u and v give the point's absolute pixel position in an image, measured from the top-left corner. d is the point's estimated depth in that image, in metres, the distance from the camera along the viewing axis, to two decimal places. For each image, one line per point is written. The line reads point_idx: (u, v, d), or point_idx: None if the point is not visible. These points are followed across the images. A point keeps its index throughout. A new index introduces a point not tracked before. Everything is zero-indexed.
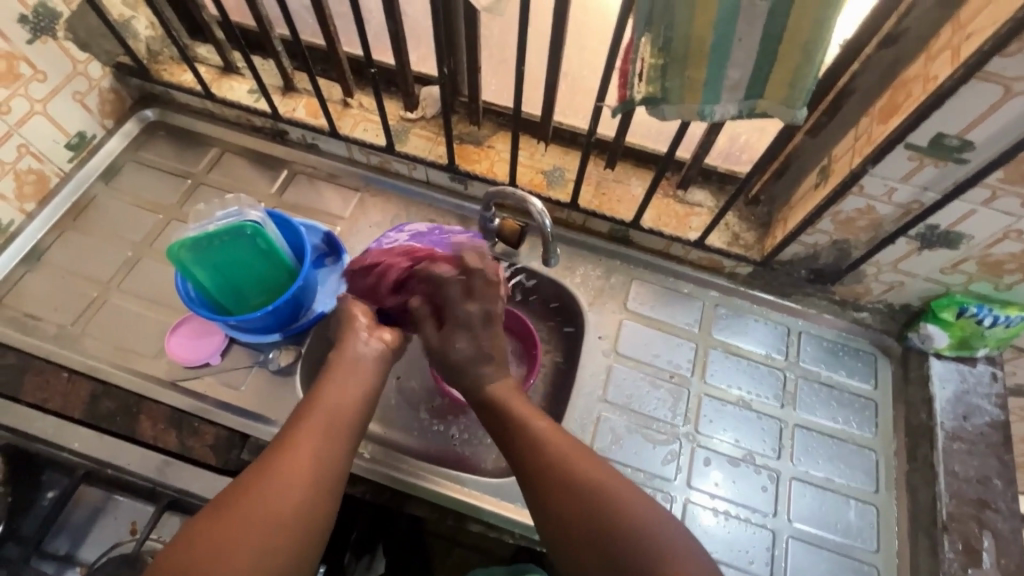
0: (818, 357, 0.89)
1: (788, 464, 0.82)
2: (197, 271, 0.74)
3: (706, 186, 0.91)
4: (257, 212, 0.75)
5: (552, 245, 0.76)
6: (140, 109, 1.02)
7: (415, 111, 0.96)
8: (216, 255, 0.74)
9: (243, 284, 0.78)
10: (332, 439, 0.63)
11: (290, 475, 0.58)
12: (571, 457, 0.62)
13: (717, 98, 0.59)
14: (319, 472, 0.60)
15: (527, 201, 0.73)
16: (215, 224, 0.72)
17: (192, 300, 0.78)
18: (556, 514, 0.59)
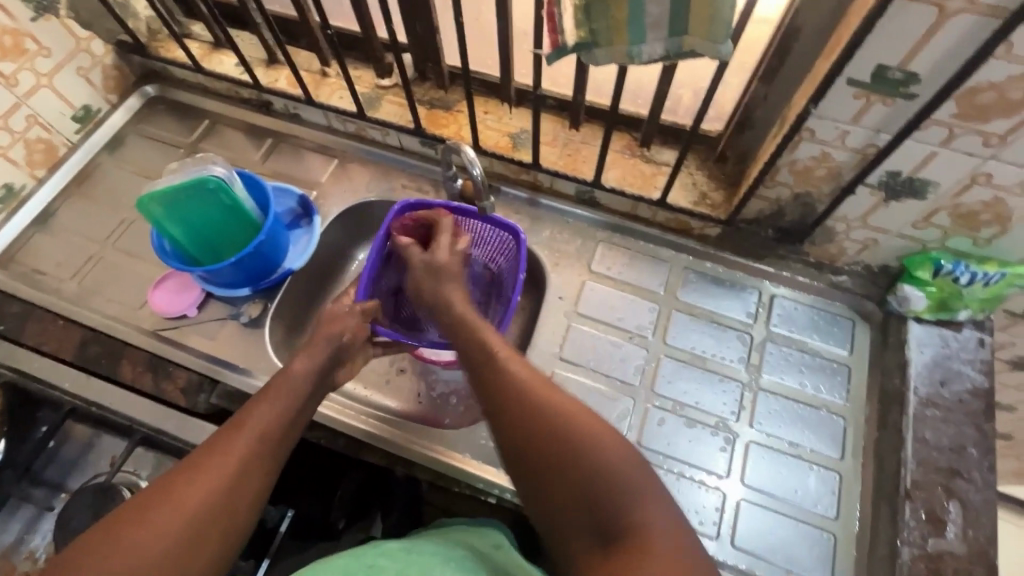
0: (790, 321, 0.86)
1: (747, 427, 0.78)
2: (168, 224, 0.80)
3: (674, 146, 0.89)
4: (223, 168, 0.80)
5: (486, 195, 0.82)
6: (142, 86, 1.09)
7: (388, 78, 0.99)
8: (186, 208, 0.79)
9: (214, 239, 0.84)
10: (254, 464, 0.57)
11: (195, 505, 0.52)
12: (558, 399, 0.58)
13: (643, 37, 0.58)
14: (229, 504, 0.54)
15: (461, 149, 0.79)
16: (183, 177, 0.78)
17: (167, 255, 0.84)
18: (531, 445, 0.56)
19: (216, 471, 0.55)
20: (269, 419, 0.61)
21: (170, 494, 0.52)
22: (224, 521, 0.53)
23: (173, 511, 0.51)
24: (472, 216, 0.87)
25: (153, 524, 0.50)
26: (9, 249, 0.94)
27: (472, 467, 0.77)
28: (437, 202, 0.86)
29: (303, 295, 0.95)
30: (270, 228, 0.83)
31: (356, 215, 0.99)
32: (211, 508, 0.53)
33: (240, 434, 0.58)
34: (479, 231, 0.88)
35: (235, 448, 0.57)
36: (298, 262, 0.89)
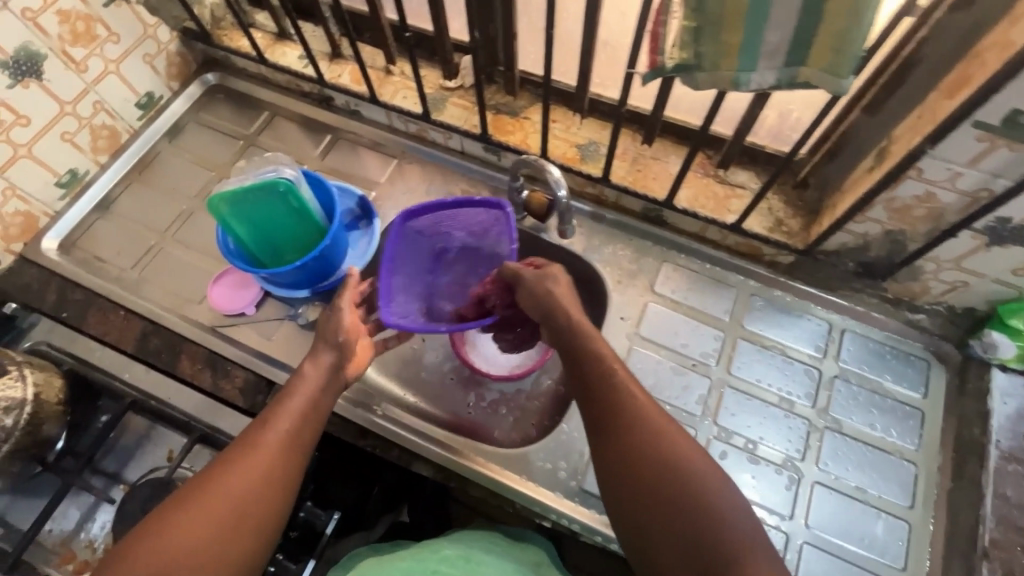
0: (861, 358, 0.83)
1: (813, 467, 0.76)
2: (235, 224, 0.79)
3: (751, 167, 0.86)
4: (292, 171, 0.79)
5: (570, 211, 0.78)
6: (202, 74, 1.08)
7: (454, 80, 0.96)
8: (254, 208, 0.79)
9: (278, 240, 0.83)
10: (280, 460, 0.62)
11: (226, 504, 0.57)
12: (661, 418, 0.64)
13: (754, 65, 0.55)
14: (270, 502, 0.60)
15: (546, 168, 0.75)
16: (253, 178, 0.77)
17: (231, 253, 0.83)
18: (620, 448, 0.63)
19: (247, 469, 0.60)
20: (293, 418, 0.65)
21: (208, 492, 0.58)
22: (256, 515, 0.58)
23: (210, 507, 0.57)
24: (469, 206, 0.83)
25: (200, 519, 0.56)
26: (71, 235, 0.94)
27: (529, 488, 0.76)
28: (432, 204, 0.83)
29: None
30: (334, 233, 0.82)
31: None
32: (243, 502, 0.58)
33: (266, 432, 0.63)
34: (477, 218, 0.84)
35: (263, 446, 0.62)
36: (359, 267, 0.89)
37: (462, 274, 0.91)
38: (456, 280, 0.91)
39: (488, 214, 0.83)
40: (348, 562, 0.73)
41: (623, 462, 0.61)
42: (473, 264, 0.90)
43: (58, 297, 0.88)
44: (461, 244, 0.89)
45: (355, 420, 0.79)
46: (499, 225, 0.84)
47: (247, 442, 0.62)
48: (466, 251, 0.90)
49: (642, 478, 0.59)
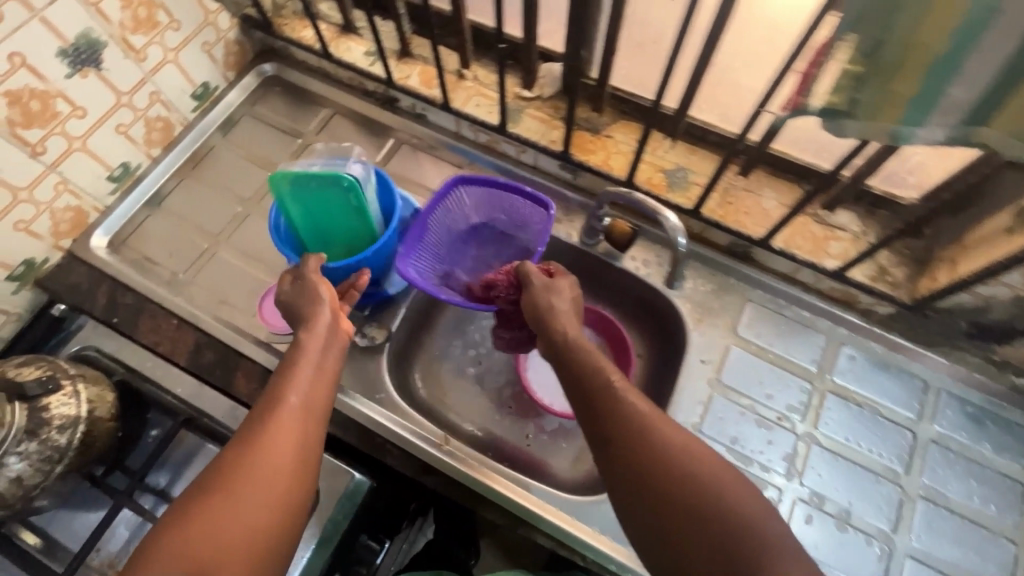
0: (959, 423, 0.77)
1: (904, 539, 0.71)
2: (292, 204, 0.74)
3: (854, 209, 0.80)
4: (359, 169, 0.74)
5: (683, 260, 0.74)
6: (259, 64, 1.02)
7: (532, 90, 0.90)
8: (313, 197, 0.74)
9: (328, 232, 0.78)
10: (297, 436, 0.57)
11: (249, 489, 0.52)
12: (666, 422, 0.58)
13: (924, 119, 0.49)
14: (289, 495, 0.54)
15: (661, 214, 0.70)
16: (320, 167, 0.72)
17: (279, 235, 0.78)
18: (627, 462, 0.56)
19: (264, 448, 0.55)
20: (302, 391, 0.60)
21: (224, 482, 0.52)
22: (283, 493, 0.54)
23: (229, 495, 0.52)
24: (514, 192, 0.80)
25: (208, 522, 0.50)
26: (121, 232, 0.90)
27: (603, 544, 0.71)
28: (483, 178, 0.81)
29: (415, 316, 0.89)
30: (384, 240, 0.76)
31: None
32: (264, 484, 0.53)
33: (280, 405, 0.58)
34: (514, 203, 0.81)
35: (282, 424, 0.57)
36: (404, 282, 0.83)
37: (489, 256, 0.86)
38: (481, 261, 0.86)
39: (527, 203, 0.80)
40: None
41: (630, 475, 0.56)
42: (505, 255, 0.85)
43: (109, 300, 0.83)
44: (500, 229, 0.85)
45: (406, 448, 0.76)
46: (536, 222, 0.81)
47: (258, 421, 0.57)
48: (500, 239, 0.86)
49: (652, 484, 0.54)
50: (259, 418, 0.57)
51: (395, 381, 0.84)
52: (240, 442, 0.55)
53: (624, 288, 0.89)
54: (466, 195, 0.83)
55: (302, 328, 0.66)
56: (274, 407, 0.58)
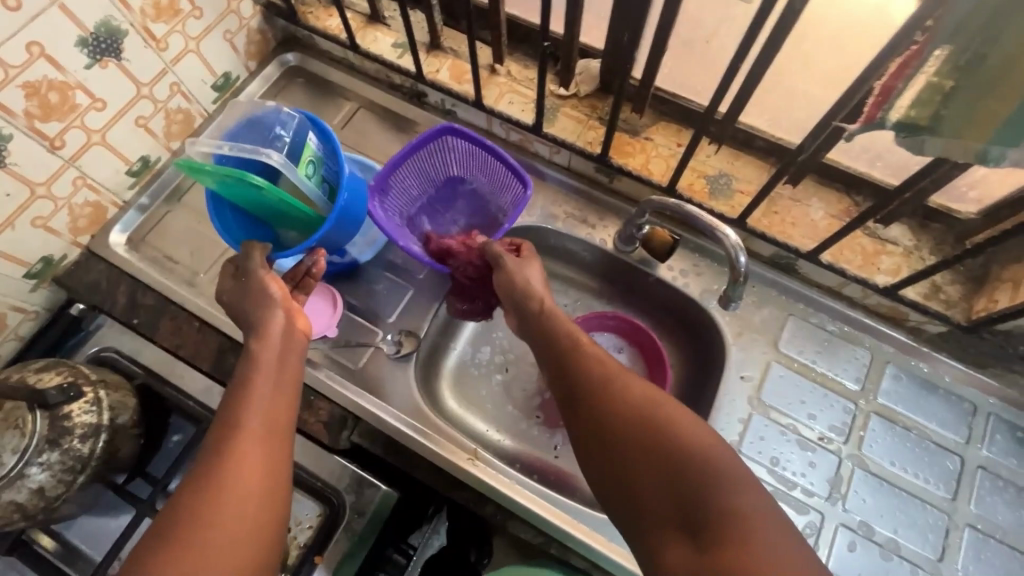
0: (1010, 449, 0.74)
1: (950, 569, 0.69)
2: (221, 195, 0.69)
3: (907, 222, 0.77)
4: (276, 156, 0.67)
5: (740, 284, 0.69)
6: (281, 53, 0.98)
7: (569, 88, 0.86)
8: (235, 188, 0.68)
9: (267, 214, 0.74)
10: (257, 458, 0.54)
11: (210, 530, 0.49)
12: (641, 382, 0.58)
13: (1016, 140, 0.45)
14: (255, 512, 0.51)
15: (721, 230, 0.65)
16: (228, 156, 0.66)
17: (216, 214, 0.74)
18: (603, 422, 0.56)
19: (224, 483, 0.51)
20: (262, 409, 0.57)
21: (183, 530, 0.49)
22: (246, 525, 0.51)
23: (186, 541, 0.48)
24: (498, 157, 0.79)
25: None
26: (140, 229, 0.87)
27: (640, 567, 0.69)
28: (471, 135, 0.78)
29: (442, 321, 0.86)
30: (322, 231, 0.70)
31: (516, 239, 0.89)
32: (225, 521, 0.50)
33: (237, 427, 0.55)
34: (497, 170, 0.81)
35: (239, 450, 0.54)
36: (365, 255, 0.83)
37: (457, 213, 0.86)
38: (449, 218, 0.86)
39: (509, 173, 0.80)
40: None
41: (603, 433, 0.56)
42: (473, 215, 0.86)
43: (130, 301, 0.81)
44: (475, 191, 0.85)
45: (436, 461, 0.74)
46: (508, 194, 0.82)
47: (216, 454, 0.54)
48: (475, 200, 0.86)
49: (623, 440, 0.54)
50: (213, 452, 0.54)
51: (422, 389, 0.82)
52: (196, 482, 0.52)
53: (660, 297, 0.86)
54: (457, 151, 0.81)
55: (254, 330, 0.64)
56: (231, 433, 0.55)
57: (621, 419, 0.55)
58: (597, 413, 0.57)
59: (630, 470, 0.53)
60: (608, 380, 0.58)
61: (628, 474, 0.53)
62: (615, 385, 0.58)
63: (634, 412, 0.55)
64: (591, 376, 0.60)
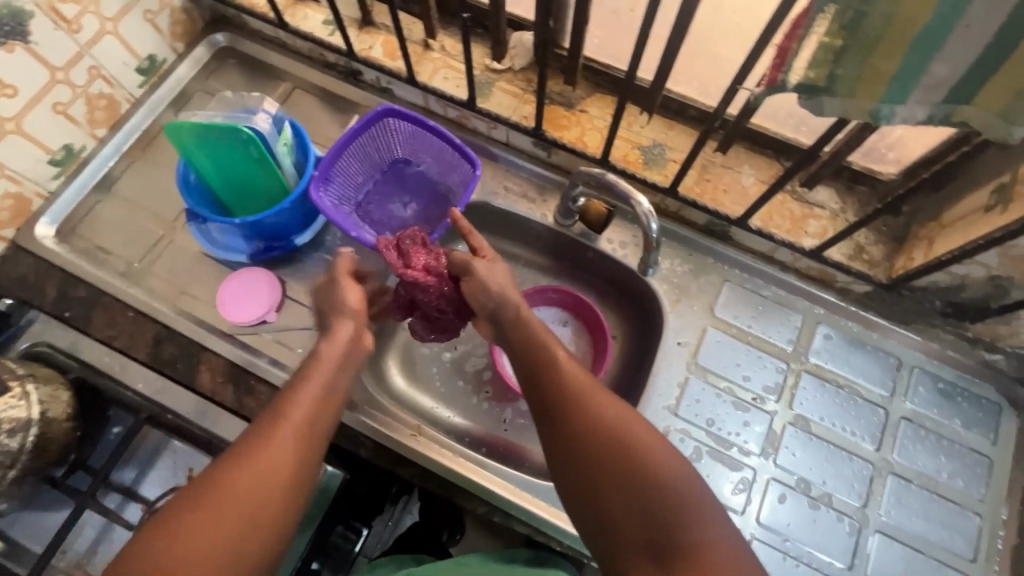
0: (931, 399, 0.77)
1: (874, 514, 0.73)
2: (198, 154, 0.73)
3: (833, 185, 0.79)
4: (266, 121, 0.72)
5: (657, 248, 0.71)
6: (210, 33, 0.95)
7: (503, 62, 0.86)
8: (217, 147, 0.72)
9: (237, 183, 0.76)
10: (300, 454, 0.55)
11: (236, 507, 0.50)
12: (615, 402, 0.57)
13: (904, 97, 0.47)
14: (274, 504, 0.52)
15: (635, 198, 0.67)
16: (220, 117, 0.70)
17: (189, 186, 0.77)
18: (578, 445, 0.54)
19: (261, 468, 0.52)
20: (309, 409, 0.58)
21: (210, 500, 0.49)
22: (274, 512, 0.51)
23: (213, 515, 0.49)
24: (440, 136, 0.80)
25: (188, 545, 0.47)
26: (69, 220, 0.84)
27: None
28: (415, 116, 0.79)
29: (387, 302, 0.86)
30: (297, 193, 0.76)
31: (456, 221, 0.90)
32: (254, 505, 0.50)
33: (287, 419, 0.56)
34: (441, 149, 0.82)
35: (281, 438, 0.54)
36: (302, 240, 0.83)
37: (406, 199, 0.85)
38: (397, 202, 0.85)
39: (452, 153, 0.81)
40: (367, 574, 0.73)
41: (574, 454, 0.55)
42: (422, 200, 0.85)
43: (61, 293, 0.79)
44: (423, 172, 0.85)
45: (381, 439, 0.75)
46: (457, 176, 0.83)
47: (262, 436, 0.54)
48: (421, 181, 0.85)
49: (593, 467, 0.53)
50: (257, 435, 0.54)
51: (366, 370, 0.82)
52: (232, 458, 0.52)
53: (602, 270, 0.87)
54: (397, 130, 0.81)
55: (323, 338, 0.65)
56: (278, 422, 0.55)
57: (593, 443, 0.54)
58: (574, 440, 0.55)
59: (600, 496, 0.52)
60: (586, 402, 0.56)
61: (596, 496, 0.52)
62: (588, 401, 0.56)
63: (604, 431, 0.54)
64: (570, 395, 0.57)
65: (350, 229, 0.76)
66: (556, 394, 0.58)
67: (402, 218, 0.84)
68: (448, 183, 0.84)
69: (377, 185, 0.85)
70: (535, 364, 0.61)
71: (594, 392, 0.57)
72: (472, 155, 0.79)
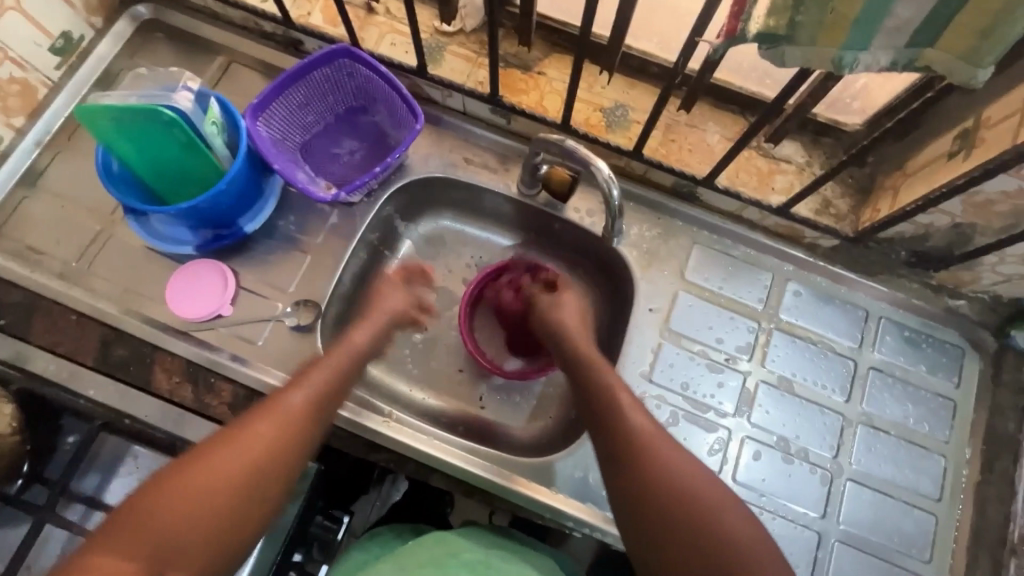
0: (898, 348, 0.78)
1: (845, 464, 0.75)
2: (118, 141, 0.67)
3: (798, 139, 0.77)
4: (188, 100, 0.66)
5: (620, 220, 0.67)
6: (131, 5, 0.87)
7: (453, 23, 0.81)
8: (139, 132, 0.66)
9: (167, 170, 0.71)
10: (294, 430, 0.60)
11: (233, 469, 0.56)
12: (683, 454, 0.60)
13: (867, 43, 0.45)
14: (267, 473, 0.57)
15: (594, 165, 0.64)
16: (136, 97, 0.64)
17: (113, 177, 0.72)
18: (647, 491, 0.58)
19: (257, 439, 0.58)
20: (309, 393, 0.63)
21: (211, 458, 0.56)
22: (264, 482, 0.57)
23: (209, 473, 0.55)
24: (391, 85, 0.76)
25: (186, 494, 0.53)
26: None
27: (560, 503, 0.71)
28: (370, 61, 0.75)
29: (349, 286, 0.82)
30: (232, 174, 0.71)
31: (416, 197, 0.85)
32: (246, 471, 0.56)
33: (288, 399, 0.62)
34: (390, 97, 0.78)
35: (280, 415, 0.60)
36: (251, 227, 0.78)
37: (354, 143, 0.84)
38: (345, 145, 0.83)
39: (401, 104, 0.78)
40: (366, 543, 0.68)
41: (637, 500, 0.58)
42: (369, 145, 0.83)
43: None
44: (378, 122, 0.83)
45: (351, 429, 0.73)
46: (405, 129, 0.80)
47: (265, 408, 0.61)
48: (373, 130, 0.84)
49: (658, 511, 0.57)
50: (260, 408, 0.61)
51: None
52: (235, 426, 0.59)
53: (570, 240, 0.85)
54: (355, 74, 0.78)
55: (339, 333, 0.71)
56: (279, 399, 0.62)
57: (659, 491, 0.57)
58: (641, 488, 0.58)
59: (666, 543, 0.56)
60: (648, 451, 0.60)
61: (660, 528, 0.56)
62: (657, 451, 0.60)
63: (667, 483, 0.57)
64: (635, 442, 0.60)
65: (277, 165, 0.75)
66: (620, 440, 0.61)
67: (344, 161, 0.83)
68: (395, 132, 0.82)
69: (327, 126, 0.83)
70: (601, 409, 0.65)
71: (658, 440, 0.61)
72: (418, 110, 0.76)
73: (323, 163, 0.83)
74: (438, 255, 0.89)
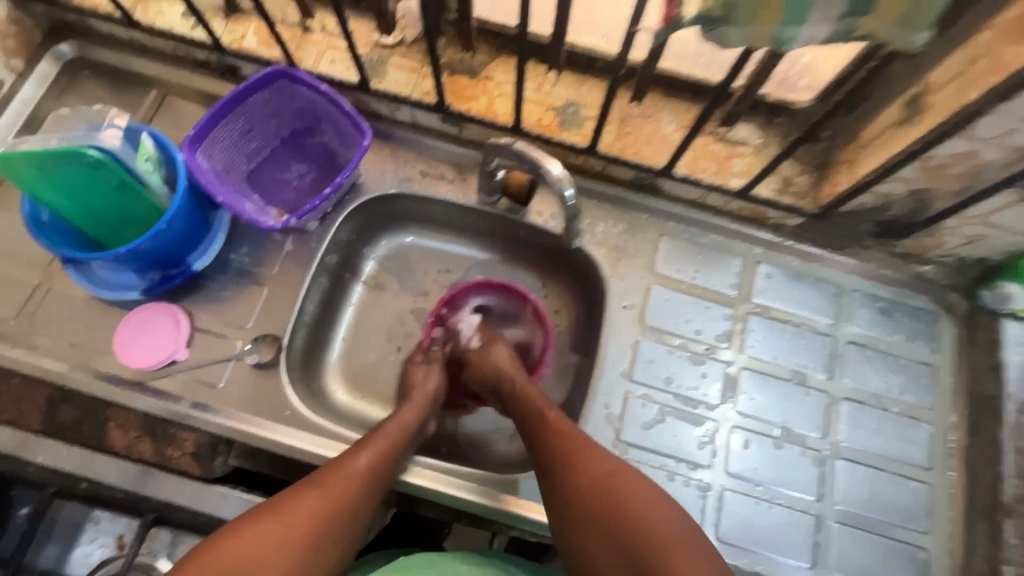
0: (873, 321, 0.78)
1: (835, 443, 0.74)
2: (44, 189, 0.63)
3: (752, 120, 0.76)
4: (115, 138, 0.63)
5: (574, 216, 0.66)
6: (53, 44, 0.83)
7: (392, 35, 0.79)
8: (64, 177, 0.62)
9: (102, 214, 0.67)
10: (354, 498, 0.58)
11: (293, 529, 0.54)
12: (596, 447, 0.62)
13: (803, 18, 0.44)
14: (323, 537, 0.55)
15: (544, 164, 0.62)
16: (57, 141, 0.60)
17: (44, 227, 0.67)
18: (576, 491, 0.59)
19: (320, 500, 0.56)
20: (373, 461, 0.62)
21: (274, 516, 0.54)
22: (320, 549, 0.54)
23: (268, 535, 0.53)
24: (336, 104, 0.73)
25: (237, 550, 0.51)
26: None
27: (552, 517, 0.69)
28: (309, 80, 0.72)
29: (313, 315, 0.79)
30: (172, 211, 0.67)
31: (375, 215, 0.83)
32: (307, 534, 0.54)
33: (353, 461, 0.60)
34: (335, 115, 0.75)
35: (344, 480, 0.59)
36: (201, 263, 0.74)
37: (302, 166, 0.80)
38: (293, 170, 0.80)
39: (349, 122, 0.75)
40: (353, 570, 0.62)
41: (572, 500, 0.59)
42: (318, 167, 0.80)
43: None
44: (326, 141, 0.80)
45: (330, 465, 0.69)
46: (356, 147, 0.77)
47: (331, 471, 0.59)
48: (321, 151, 0.81)
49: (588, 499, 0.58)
50: (326, 471, 0.59)
51: (302, 393, 0.75)
52: (302, 489, 0.57)
53: (538, 244, 0.83)
54: (296, 94, 0.75)
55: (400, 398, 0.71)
56: (345, 463, 0.60)
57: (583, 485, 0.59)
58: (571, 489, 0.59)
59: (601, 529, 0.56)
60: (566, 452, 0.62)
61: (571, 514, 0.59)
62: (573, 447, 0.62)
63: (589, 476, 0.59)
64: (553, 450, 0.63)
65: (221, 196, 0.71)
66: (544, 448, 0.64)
67: (293, 187, 0.80)
68: (344, 151, 0.79)
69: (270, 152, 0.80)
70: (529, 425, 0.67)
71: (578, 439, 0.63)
72: (365, 128, 0.73)
73: (271, 191, 0.79)
74: (404, 272, 0.86)
